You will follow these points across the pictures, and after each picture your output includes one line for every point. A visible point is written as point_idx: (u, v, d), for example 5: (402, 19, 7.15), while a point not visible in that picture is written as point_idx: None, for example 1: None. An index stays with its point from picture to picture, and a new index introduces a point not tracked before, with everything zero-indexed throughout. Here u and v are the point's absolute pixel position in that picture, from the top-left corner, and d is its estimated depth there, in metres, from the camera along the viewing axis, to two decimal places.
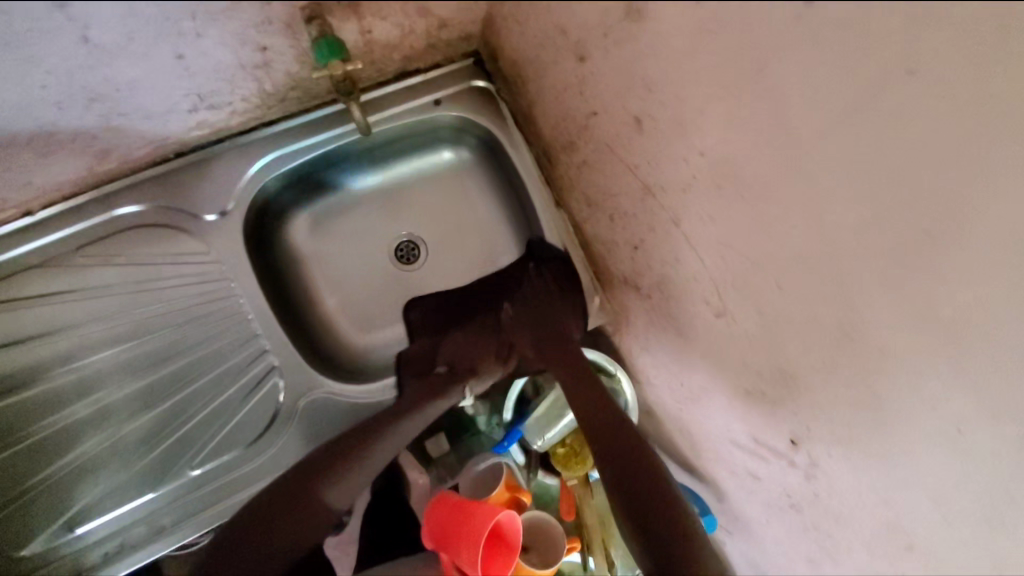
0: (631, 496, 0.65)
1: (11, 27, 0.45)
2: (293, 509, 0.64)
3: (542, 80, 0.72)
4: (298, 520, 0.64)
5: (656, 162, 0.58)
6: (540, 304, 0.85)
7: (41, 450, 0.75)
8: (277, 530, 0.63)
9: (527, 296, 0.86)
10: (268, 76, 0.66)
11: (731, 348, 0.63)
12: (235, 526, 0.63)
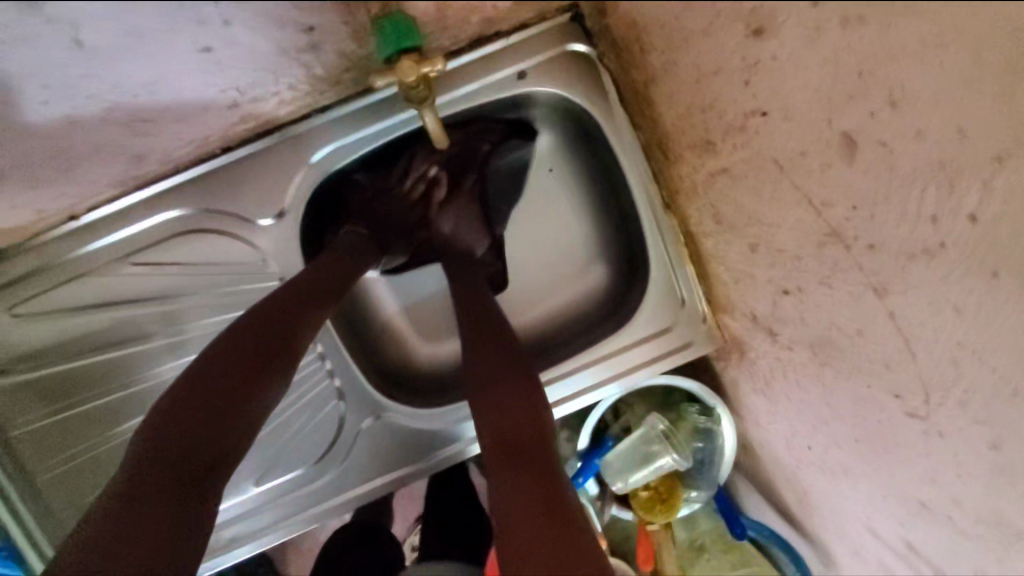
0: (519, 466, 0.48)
1: None
2: (253, 382, 0.51)
3: (675, 54, 0.51)
4: (249, 401, 0.50)
5: (866, 208, 0.38)
6: (471, 213, 0.73)
7: (108, 461, 0.72)
8: (195, 432, 0.46)
9: (467, 206, 0.72)
10: (315, 59, 0.51)
11: (916, 456, 0.46)
12: (139, 465, 0.44)
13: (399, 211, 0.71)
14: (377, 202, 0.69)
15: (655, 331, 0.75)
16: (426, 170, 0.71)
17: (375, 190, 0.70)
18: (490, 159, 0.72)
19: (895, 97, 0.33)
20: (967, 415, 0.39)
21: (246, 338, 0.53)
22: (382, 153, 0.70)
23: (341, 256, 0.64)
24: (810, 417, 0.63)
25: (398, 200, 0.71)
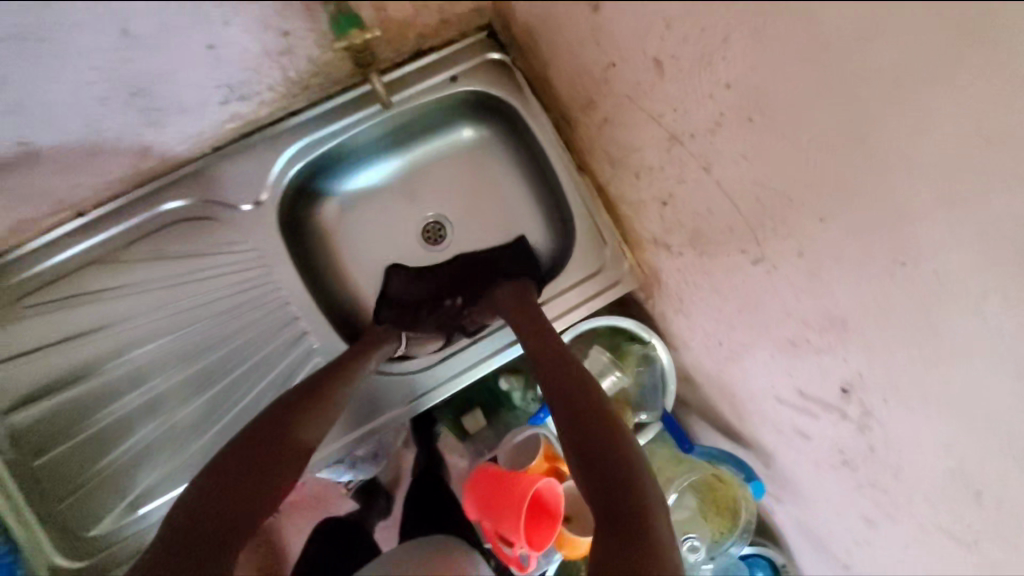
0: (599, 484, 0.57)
1: (52, 24, 0.51)
2: (263, 489, 0.59)
3: (555, 39, 0.71)
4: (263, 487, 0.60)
5: (680, 106, 0.55)
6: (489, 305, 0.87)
7: (105, 438, 0.80)
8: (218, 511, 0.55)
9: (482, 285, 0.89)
10: (288, 62, 0.69)
11: (772, 296, 0.60)
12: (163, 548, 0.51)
13: (438, 310, 0.90)
14: (417, 282, 0.92)
15: (585, 276, 0.89)
16: (450, 293, 0.91)
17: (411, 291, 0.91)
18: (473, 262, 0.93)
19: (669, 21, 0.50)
20: (779, 241, 0.54)
21: (267, 456, 0.61)
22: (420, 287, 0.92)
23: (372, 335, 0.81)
24: (712, 313, 0.76)
25: (417, 292, 0.91)
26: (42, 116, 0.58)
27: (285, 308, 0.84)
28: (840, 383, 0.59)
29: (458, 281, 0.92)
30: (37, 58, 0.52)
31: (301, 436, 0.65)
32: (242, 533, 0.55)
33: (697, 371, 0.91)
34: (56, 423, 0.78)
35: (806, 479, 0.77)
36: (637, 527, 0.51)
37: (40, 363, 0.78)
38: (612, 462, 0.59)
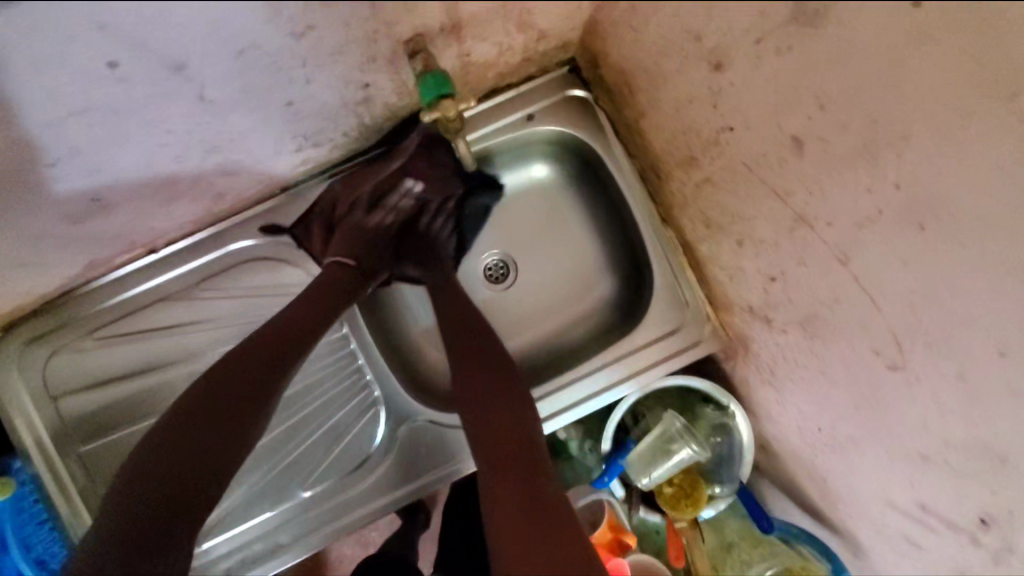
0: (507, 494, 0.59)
1: (130, 97, 0.44)
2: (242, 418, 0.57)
3: (657, 89, 0.64)
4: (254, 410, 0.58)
5: (821, 191, 0.47)
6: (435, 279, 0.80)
7: None
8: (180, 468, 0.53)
9: (417, 245, 0.81)
10: (366, 110, 0.64)
11: (905, 407, 0.52)
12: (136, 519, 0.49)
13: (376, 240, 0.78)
14: (366, 228, 0.76)
15: (662, 333, 0.83)
16: (428, 209, 0.81)
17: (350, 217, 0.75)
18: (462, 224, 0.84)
19: (822, 102, 0.42)
20: (933, 359, 0.46)
21: (249, 371, 0.60)
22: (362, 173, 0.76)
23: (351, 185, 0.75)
24: (814, 397, 0.68)
25: (371, 224, 0.77)
26: (115, 177, 0.55)
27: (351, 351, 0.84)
28: (980, 512, 0.51)
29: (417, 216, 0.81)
30: (111, 127, 0.47)
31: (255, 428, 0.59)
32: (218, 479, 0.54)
33: (782, 443, 0.84)
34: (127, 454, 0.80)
35: None
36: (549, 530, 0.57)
37: (121, 390, 0.80)
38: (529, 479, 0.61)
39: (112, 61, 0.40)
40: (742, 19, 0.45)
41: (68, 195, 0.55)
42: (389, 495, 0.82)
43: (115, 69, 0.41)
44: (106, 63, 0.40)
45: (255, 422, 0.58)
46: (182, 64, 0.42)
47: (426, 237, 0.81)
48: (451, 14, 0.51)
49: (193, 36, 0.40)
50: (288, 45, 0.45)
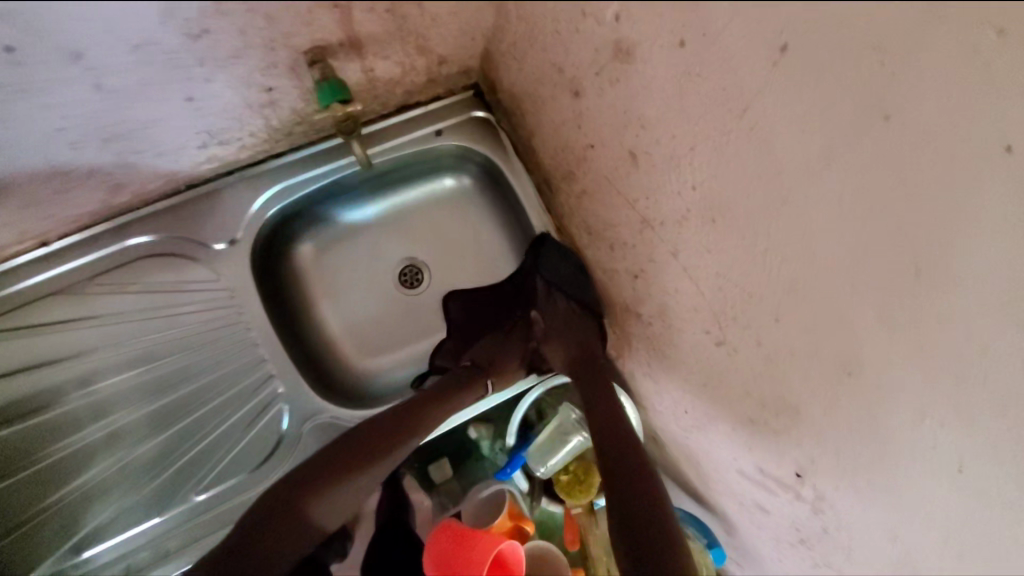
0: (620, 481, 0.62)
1: (29, 80, 0.46)
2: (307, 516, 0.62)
3: (540, 112, 0.75)
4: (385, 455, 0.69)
5: (653, 195, 0.58)
6: (569, 327, 0.82)
7: (52, 477, 0.75)
8: (276, 531, 0.60)
9: (557, 318, 0.85)
10: (274, 113, 0.68)
11: (733, 378, 0.63)
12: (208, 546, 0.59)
13: (514, 341, 0.86)
14: (488, 337, 0.87)
15: None
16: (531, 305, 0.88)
17: (466, 344, 0.88)
18: (572, 292, 0.86)
19: (642, 122, 0.54)
20: (739, 329, 0.57)
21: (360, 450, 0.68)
22: (478, 311, 0.91)
23: (490, 319, 0.89)
24: (678, 382, 0.78)
25: (505, 337, 0.86)
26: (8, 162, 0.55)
27: (255, 345, 0.82)
28: (795, 466, 0.60)
29: (519, 292, 0.90)
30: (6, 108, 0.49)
31: (316, 514, 0.63)
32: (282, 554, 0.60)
33: (664, 430, 0.93)
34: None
35: (765, 549, 0.79)
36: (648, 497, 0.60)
37: None
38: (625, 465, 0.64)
39: (7, 45, 0.42)
40: (585, 57, 0.57)
41: None
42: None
43: (13, 53, 0.43)
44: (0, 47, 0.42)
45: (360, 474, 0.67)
46: (82, 54, 0.45)
47: (556, 310, 0.85)
48: (348, 31, 0.58)
49: (96, 27, 0.44)
50: (187, 44, 0.49)
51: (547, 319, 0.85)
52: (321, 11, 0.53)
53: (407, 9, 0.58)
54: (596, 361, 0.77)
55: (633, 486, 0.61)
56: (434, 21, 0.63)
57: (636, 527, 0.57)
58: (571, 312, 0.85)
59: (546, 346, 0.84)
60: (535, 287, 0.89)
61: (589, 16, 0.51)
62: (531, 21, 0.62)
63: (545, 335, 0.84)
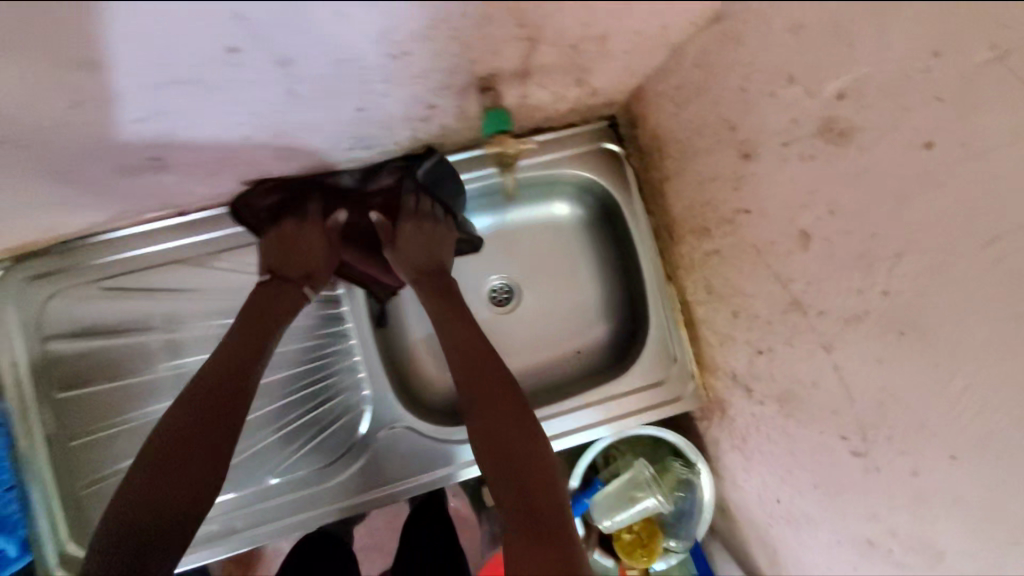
0: (517, 466, 0.67)
1: (230, 75, 0.46)
2: (210, 434, 0.63)
3: (685, 159, 0.68)
4: (228, 378, 0.66)
5: (816, 282, 0.53)
6: (418, 232, 0.78)
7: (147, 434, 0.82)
8: (190, 460, 0.61)
9: (406, 233, 0.78)
10: (422, 125, 0.68)
11: (857, 490, 0.58)
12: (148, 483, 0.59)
13: (319, 248, 0.77)
14: (295, 250, 0.75)
15: (649, 382, 0.88)
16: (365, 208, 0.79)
17: (282, 253, 0.75)
18: (438, 192, 0.79)
19: (832, 209, 0.49)
20: (893, 449, 0.51)
21: (237, 356, 0.67)
22: (295, 249, 0.75)
23: (308, 219, 0.76)
24: (779, 471, 0.72)
25: (304, 236, 0.76)
26: (183, 138, 0.56)
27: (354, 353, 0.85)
28: None
29: (330, 204, 0.78)
30: (203, 99, 0.50)
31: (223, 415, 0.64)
32: (193, 470, 0.61)
33: (739, 509, 0.87)
34: (105, 409, 0.81)
35: None
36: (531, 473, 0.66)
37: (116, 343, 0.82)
38: (515, 446, 0.68)
39: (232, 46, 0.42)
40: (774, 122, 0.52)
41: (131, 150, 0.57)
42: (355, 496, 0.83)
43: (232, 52, 0.43)
44: (225, 47, 0.42)
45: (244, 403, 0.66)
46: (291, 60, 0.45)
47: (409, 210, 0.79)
48: (525, 60, 0.56)
49: (316, 38, 0.43)
50: (382, 62, 0.49)
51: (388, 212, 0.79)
52: (511, 41, 0.51)
53: (588, 46, 0.56)
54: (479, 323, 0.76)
55: (515, 455, 0.67)
56: (606, 55, 0.60)
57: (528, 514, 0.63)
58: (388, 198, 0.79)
59: (395, 251, 0.78)
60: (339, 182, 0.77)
61: (798, 87, 0.47)
62: (713, 68, 0.56)
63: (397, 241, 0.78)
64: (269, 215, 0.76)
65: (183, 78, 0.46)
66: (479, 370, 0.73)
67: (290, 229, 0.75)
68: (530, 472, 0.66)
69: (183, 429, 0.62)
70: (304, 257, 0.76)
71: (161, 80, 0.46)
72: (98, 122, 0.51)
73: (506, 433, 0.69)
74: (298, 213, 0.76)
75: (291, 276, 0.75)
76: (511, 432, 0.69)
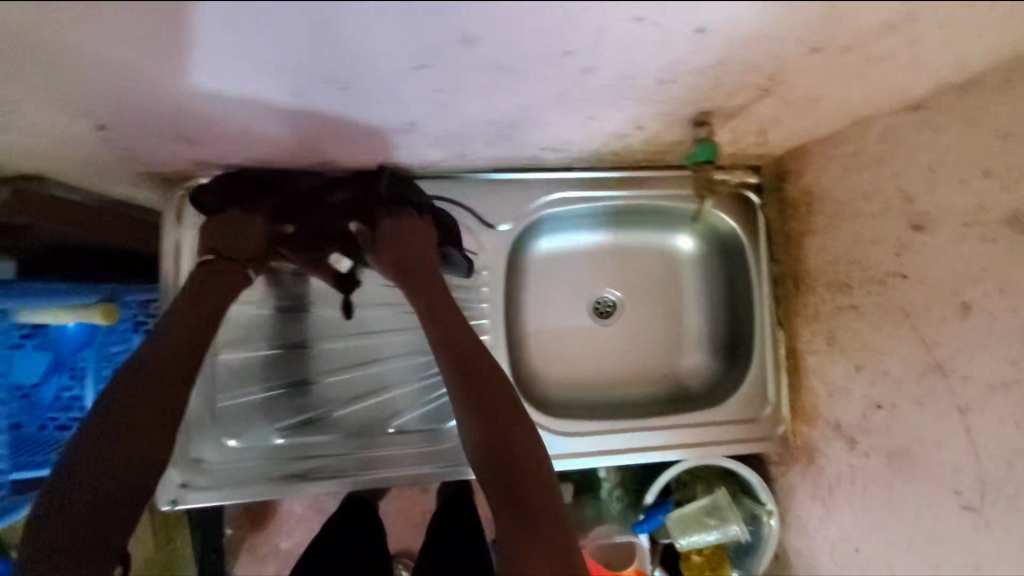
0: (514, 463, 0.72)
1: (541, 72, 0.53)
2: (153, 417, 0.67)
3: (841, 220, 0.78)
4: (170, 371, 0.69)
5: (968, 348, 0.62)
6: (408, 229, 0.79)
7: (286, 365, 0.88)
8: (132, 442, 0.65)
9: (342, 234, 0.80)
10: (617, 143, 0.78)
11: (961, 545, 0.64)
12: (88, 462, 0.63)
13: (254, 245, 0.77)
14: (229, 237, 0.76)
15: (742, 417, 0.94)
16: (349, 215, 0.80)
17: (227, 238, 0.77)
18: (410, 198, 0.82)
19: (1004, 285, 0.58)
20: (1016, 509, 0.58)
21: (182, 357, 0.71)
22: (229, 226, 0.77)
23: (228, 215, 0.77)
24: (864, 522, 0.78)
25: (240, 237, 0.77)
26: (446, 113, 0.62)
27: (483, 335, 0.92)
28: None
29: (285, 210, 0.79)
30: (499, 85, 0.55)
31: (160, 408, 0.68)
32: (139, 456, 0.65)
33: (799, 557, 0.92)
34: (254, 334, 0.86)
35: None
36: (523, 463, 0.72)
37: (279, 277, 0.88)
38: (502, 440, 0.73)
39: (569, 50, 0.49)
40: (959, 204, 0.62)
41: (400, 114, 0.63)
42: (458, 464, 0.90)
43: (564, 55, 0.50)
44: (564, 51, 0.49)
45: (178, 393, 0.69)
46: (597, 69, 0.52)
47: (367, 211, 0.79)
48: (748, 108, 0.66)
49: (633, 58, 0.51)
50: (652, 87, 0.58)
51: (366, 218, 0.79)
52: (753, 92, 0.61)
53: (805, 106, 0.67)
54: (421, 291, 0.79)
55: (507, 454, 0.72)
56: (811, 118, 0.71)
57: (522, 505, 0.70)
58: (347, 203, 0.79)
59: (379, 249, 0.79)
60: (302, 181, 0.80)
61: (994, 176, 0.59)
62: (902, 147, 0.68)
63: (379, 240, 0.78)
64: (218, 204, 0.78)
65: (498, 64, 0.51)
66: (455, 357, 0.76)
67: (242, 208, 0.77)
68: (516, 460, 0.72)
69: (134, 427, 0.66)
70: (250, 249, 0.77)
71: (480, 63, 0.51)
72: (380, 81, 0.54)
73: (495, 416, 0.74)
74: (247, 206, 0.78)
75: (223, 256, 0.76)
76: (496, 430, 0.73)
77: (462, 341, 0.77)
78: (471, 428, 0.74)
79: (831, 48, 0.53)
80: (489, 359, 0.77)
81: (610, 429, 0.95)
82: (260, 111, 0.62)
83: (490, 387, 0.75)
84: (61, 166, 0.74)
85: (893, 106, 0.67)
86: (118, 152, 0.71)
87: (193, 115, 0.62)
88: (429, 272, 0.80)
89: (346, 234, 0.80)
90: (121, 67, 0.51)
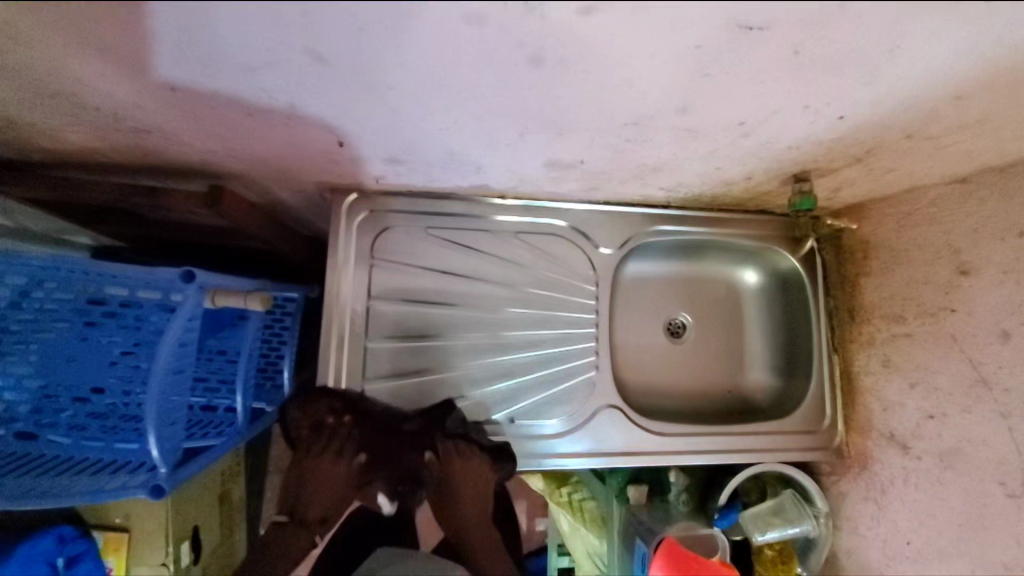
0: (475, 544, 0.96)
1: (713, 134, 0.70)
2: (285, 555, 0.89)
3: (895, 264, 0.97)
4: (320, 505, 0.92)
5: (1010, 368, 0.79)
6: (465, 465, 0.95)
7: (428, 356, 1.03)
8: None
9: (391, 448, 0.95)
10: (721, 189, 0.96)
11: (1003, 528, 0.79)
12: None
13: (337, 464, 0.92)
14: (309, 468, 0.92)
15: (804, 428, 1.10)
16: (424, 445, 0.95)
17: (315, 488, 0.91)
18: (467, 430, 0.99)
19: None
20: None
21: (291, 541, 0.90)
22: (325, 484, 0.91)
23: (313, 432, 0.93)
24: (915, 517, 0.92)
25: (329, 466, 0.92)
26: (620, 155, 0.79)
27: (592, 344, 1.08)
28: None
29: (371, 463, 0.94)
30: (675, 139, 0.73)
31: (308, 499, 0.91)
32: None
33: (848, 556, 1.04)
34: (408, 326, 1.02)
35: None
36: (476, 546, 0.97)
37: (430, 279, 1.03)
38: (472, 529, 0.96)
39: (742, 121, 0.67)
40: (998, 257, 0.81)
41: (582, 153, 0.79)
42: (567, 452, 1.04)
43: (738, 124, 0.67)
44: (739, 122, 0.67)
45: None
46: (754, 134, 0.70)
47: (394, 429, 0.95)
48: (839, 171, 0.85)
49: (786, 131, 0.70)
50: (781, 150, 0.76)
51: (381, 437, 0.94)
52: (849, 161, 0.81)
53: (879, 174, 0.86)
54: (467, 499, 0.96)
55: (472, 536, 0.96)
56: (879, 183, 0.91)
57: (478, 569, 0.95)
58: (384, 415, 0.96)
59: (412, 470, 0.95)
60: (341, 425, 0.93)
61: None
62: (950, 211, 0.88)
63: (383, 437, 0.94)
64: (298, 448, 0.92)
65: (685, 127, 0.69)
66: (469, 496, 0.95)
67: (308, 456, 0.92)
68: (469, 541, 0.96)
69: None
70: (336, 501, 0.92)
71: (674, 125, 0.68)
72: (588, 134, 0.71)
73: (464, 513, 0.97)
74: (322, 449, 0.92)
75: (319, 462, 0.92)
76: (462, 533, 0.96)
77: (472, 499, 0.95)
78: (462, 513, 0.96)
79: (918, 136, 0.72)
80: (485, 492, 0.96)
81: (688, 434, 1.08)
82: (309, 123, 0.69)
83: (469, 485, 0.95)
84: (278, 171, 0.88)
85: (942, 180, 0.88)
86: (331, 163, 0.84)
87: (424, 144, 0.76)
88: (387, 464, 0.94)
89: (394, 456, 0.95)
90: (390, 109, 0.65)
